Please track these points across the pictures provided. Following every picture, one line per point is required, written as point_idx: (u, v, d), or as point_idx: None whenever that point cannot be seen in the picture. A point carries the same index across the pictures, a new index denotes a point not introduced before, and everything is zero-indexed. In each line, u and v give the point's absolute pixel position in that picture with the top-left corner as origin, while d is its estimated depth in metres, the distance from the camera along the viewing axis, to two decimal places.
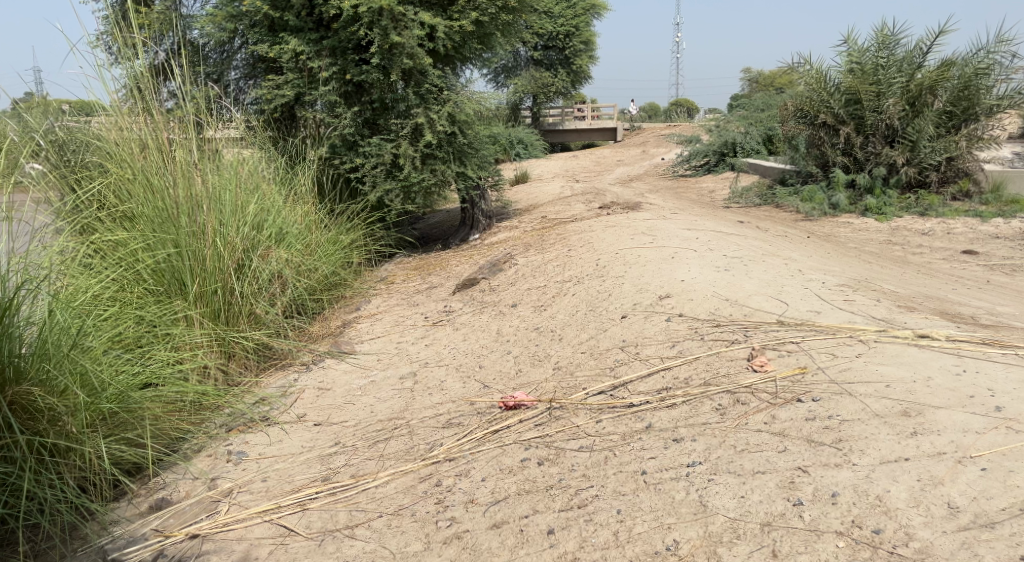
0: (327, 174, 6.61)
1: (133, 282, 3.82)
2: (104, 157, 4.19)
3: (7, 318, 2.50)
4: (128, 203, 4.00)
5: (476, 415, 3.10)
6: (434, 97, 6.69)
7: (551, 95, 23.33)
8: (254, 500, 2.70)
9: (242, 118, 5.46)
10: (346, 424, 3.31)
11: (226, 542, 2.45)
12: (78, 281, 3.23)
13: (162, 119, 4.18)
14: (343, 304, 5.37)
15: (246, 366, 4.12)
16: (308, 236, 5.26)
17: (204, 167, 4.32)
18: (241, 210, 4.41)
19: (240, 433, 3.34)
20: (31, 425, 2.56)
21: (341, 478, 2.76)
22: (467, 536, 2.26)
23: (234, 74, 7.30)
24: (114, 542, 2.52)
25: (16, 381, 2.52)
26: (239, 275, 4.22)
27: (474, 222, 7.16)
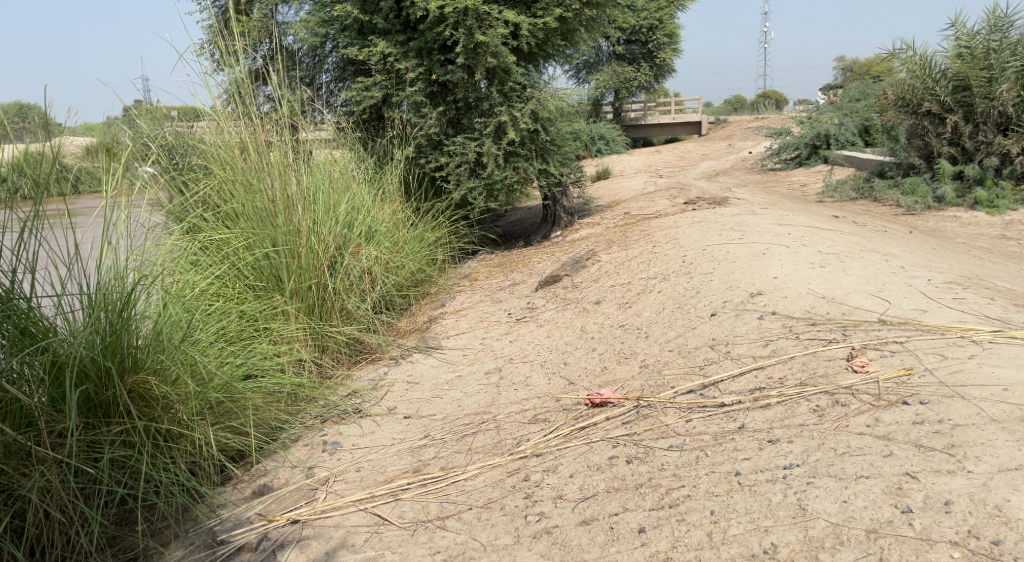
0: (413, 173, 6.75)
1: (235, 277, 4.01)
2: (208, 160, 4.43)
3: (126, 311, 2.67)
4: (230, 203, 4.21)
5: (563, 412, 3.11)
6: (517, 94, 6.73)
7: (633, 90, 23.09)
8: (349, 489, 2.80)
9: (334, 120, 5.65)
10: (435, 417, 3.38)
11: (325, 528, 2.55)
12: (186, 278, 3.43)
13: (260, 122, 4.37)
14: (428, 300, 5.47)
15: (339, 359, 4.27)
16: (396, 234, 5.40)
17: (299, 168, 4.51)
18: (333, 209, 4.58)
19: (334, 424, 3.46)
20: (147, 411, 2.71)
21: (432, 470, 2.83)
22: (557, 531, 2.28)
23: (325, 77, 7.57)
24: (222, 524, 2.65)
25: (134, 370, 2.68)
26: (332, 272, 4.39)
27: (555, 219, 7.16)
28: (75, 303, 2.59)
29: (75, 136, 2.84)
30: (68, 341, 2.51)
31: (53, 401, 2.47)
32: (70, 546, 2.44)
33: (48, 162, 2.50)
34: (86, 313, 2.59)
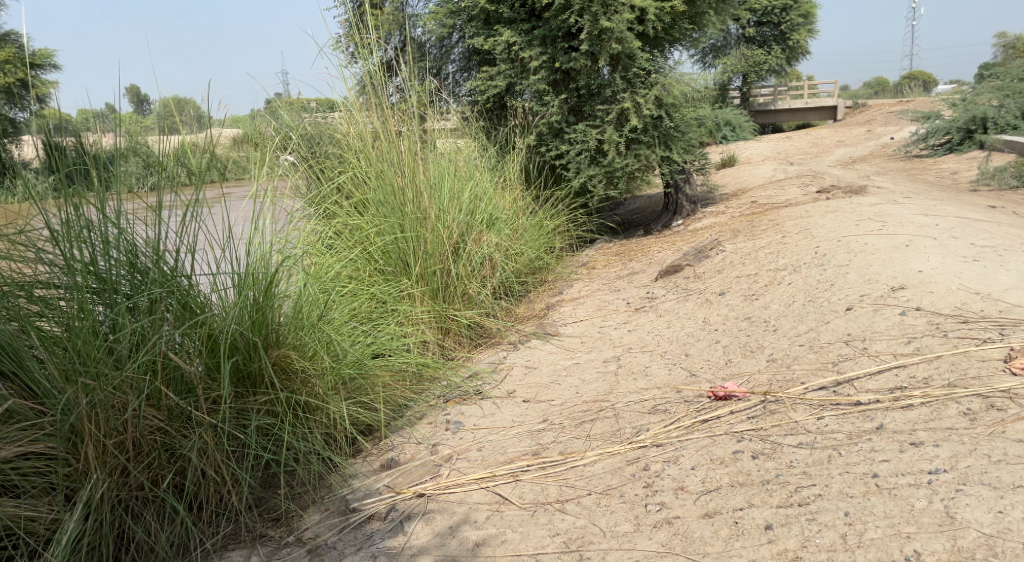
0: (534, 161, 6.81)
1: (366, 260, 4.21)
2: (343, 149, 4.65)
3: (270, 291, 2.89)
4: (364, 191, 4.41)
5: (684, 403, 3.06)
6: (641, 80, 6.61)
7: (764, 74, 22.11)
8: (471, 467, 2.88)
9: (458, 109, 5.77)
10: (553, 402, 3.41)
11: (448, 503, 2.64)
12: (322, 260, 3.65)
13: (390, 112, 4.55)
14: (546, 287, 5.51)
15: (460, 342, 4.38)
16: (517, 221, 5.47)
17: (426, 157, 4.66)
18: (457, 197, 4.69)
19: (456, 405, 3.56)
20: (288, 384, 2.90)
21: (551, 453, 2.86)
22: (678, 522, 2.25)
23: (451, 67, 7.79)
24: (354, 493, 2.80)
25: (277, 345, 2.89)
26: (455, 257, 4.51)
27: (677, 207, 7.00)
28: (227, 282, 2.82)
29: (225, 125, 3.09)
30: (221, 317, 2.72)
31: (209, 370, 2.68)
32: (222, 504, 2.64)
33: (202, 151, 2.73)
34: (236, 292, 2.81)
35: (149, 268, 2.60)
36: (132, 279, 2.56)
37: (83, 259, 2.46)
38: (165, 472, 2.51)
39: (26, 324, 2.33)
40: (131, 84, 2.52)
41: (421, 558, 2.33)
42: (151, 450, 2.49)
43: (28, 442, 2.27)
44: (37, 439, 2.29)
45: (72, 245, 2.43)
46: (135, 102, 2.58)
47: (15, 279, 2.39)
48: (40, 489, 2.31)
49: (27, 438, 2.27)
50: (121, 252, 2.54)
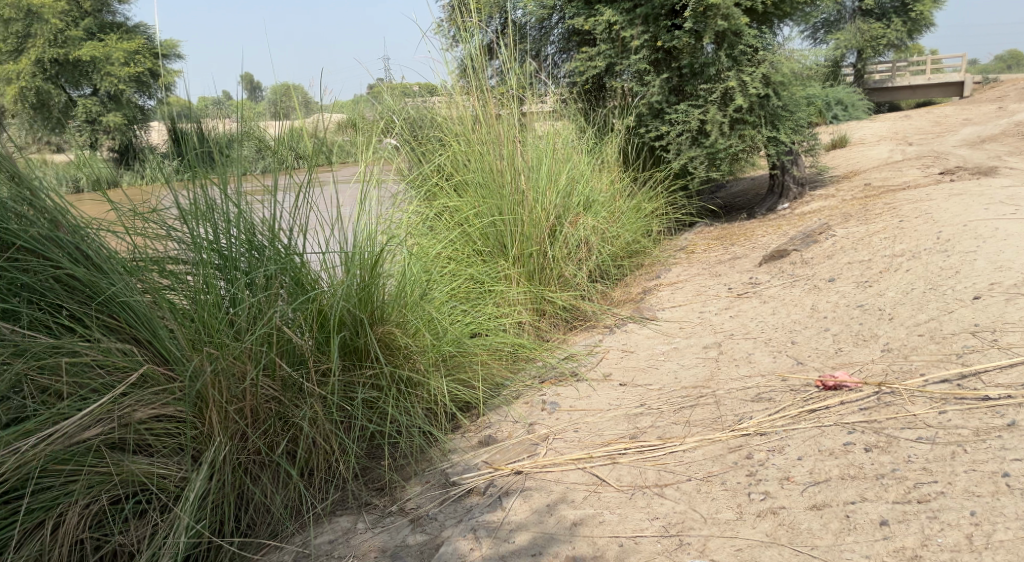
0: (632, 143, 6.70)
1: (465, 242, 4.27)
2: (445, 133, 4.72)
3: (375, 269, 2.99)
4: (464, 173, 4.48)
5: (790, 391, 2.95)
6: (748, 58, 6.34)
7: (881, 49, 20.84)
8: (568, 447, 2.87)
9: (557, 90, 5.72)
10: (651, 386, 3.36)
11: (546, 482, 2.64)
12: (423, 241, 3.74)
13: (490, 94, 4.58)
14: (643, 271, 5.42)
15: (556, 324, 4.37)
16: (614, 204, 5.40)
17: (525, 139, 4.67)
18: (555, 179, 4.68)
19: (552, 386, 3.55)
20: (391, 359, 3.00)
21: (649, 437, 2.82)
22: (784, 513, 2.18)
23: (551, 49, 7.75)
24: (453, 467, 2.85)
25: (382, 321, 3.00)
26: (552, 240, 4.50)
27: (783, 190, 6.73)
28: (336, 260, 2.94)
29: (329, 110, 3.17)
30: (330, 293, 2.84)
31: (319, 343, 2.81)
32: (330, 471, 2.75)
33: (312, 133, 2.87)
34: (344, 270, 2.92)
35: (265, 246, 2.71)
36: (250, 256, 2.68)
37: (207, 237, 2.60)
38: (280, 439, 2.64)
39: (156, 296, 2.49)
40: (245, 72, 2.59)
41: (519, 534, 2.34)
42: (267, 418, 2.63)
43: (160, 405, 2.41)
44: (168, 403, 2.43)
45: (197, 223, 2.58)
46: (249, 90, 2.68)
47: (148, 255, 2.58)
48: (169, 450, 2.45)
49: (159, 400, 2.41)
50: (241, 230, 2.67)
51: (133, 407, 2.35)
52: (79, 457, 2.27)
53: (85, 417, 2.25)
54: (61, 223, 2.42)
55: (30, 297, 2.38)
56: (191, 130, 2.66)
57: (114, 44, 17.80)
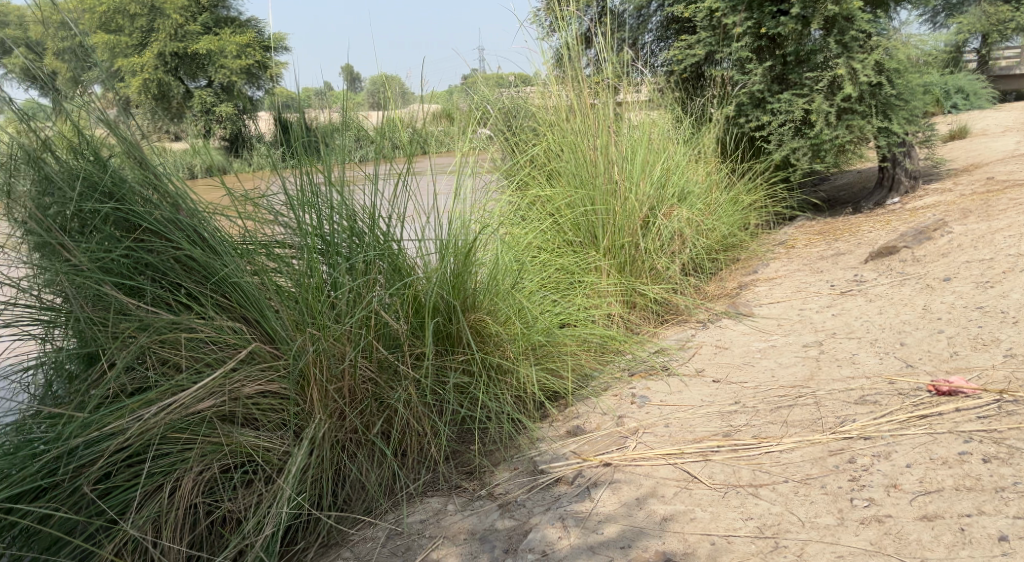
0: (731, 133, 6.50)
1: (557, 232, 4.27)
2: (539, 123, 4.72)
3: (467, 258, 3.05)
4: (557, 163, 4.48)
5: (899, 395, 2.80)
6: (860, 44, 6.00)
7: (1008, 34, 19.40)
8: (658, 442, 2.81)
9: (653, 79, 5.61)
10: (746, 384, 3.26)
11: (635, 475, 2.59)
12: (515, 231, 3.77)
13: (585, 84, 4.55)
14: (740, 266, 5.26)
15: (647, 317, 4.30)
16: (710, 195, 5.26)
17: (620, 130, 4.61)
18: (650, 169, 4.60)
19: (642, 379, 3.49)
20: (482, 346, 3.05)
21: (744, 436, 2.73)
22: (890, 521, 2.09)
23: (648, 37, 7.60)
24: (541, 455, 2.84)
25: (474, 309, 3.06)
26: (645, 231, 4.42)
27: (894, 183, 6.39)
28: (431, 247, 3.03)
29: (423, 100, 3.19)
30: (425, 280, 2.93)
31: (414, 328, 2.89)
32: (422, 453, 2.82)
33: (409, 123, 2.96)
34: (438, 257, 3.00)
35: (365, 232, 2.82)
36: (351, 242, 2.78)
37: (312, 223, 2.70)
38: (376, 419, 2.72)
39: (265, 278, 2.60)
40: (345, 63, 2.66)
41: (607, 525, 2.32)
42: (364, 398, 2.72)
43: (266, 381, 2.53)
44: (273, 379, 2.55)
45: (303, 210, 2.69)
46: (349, 81, 2.75)
47: (258, 239, 2.69)
48: (274, 424, 2.57)
49: (265, 377, 2.53)
50: (343, 216, 2.76)
51: (242, 383, 2.48)
52: (194, 427, 2.40)
53: (200, 390, 2.39)
54: (181, 206, 2.57)
55: (153, 276, 2.53)
56: (294, 119, 2.76)
57: (227, 37, 18.70)
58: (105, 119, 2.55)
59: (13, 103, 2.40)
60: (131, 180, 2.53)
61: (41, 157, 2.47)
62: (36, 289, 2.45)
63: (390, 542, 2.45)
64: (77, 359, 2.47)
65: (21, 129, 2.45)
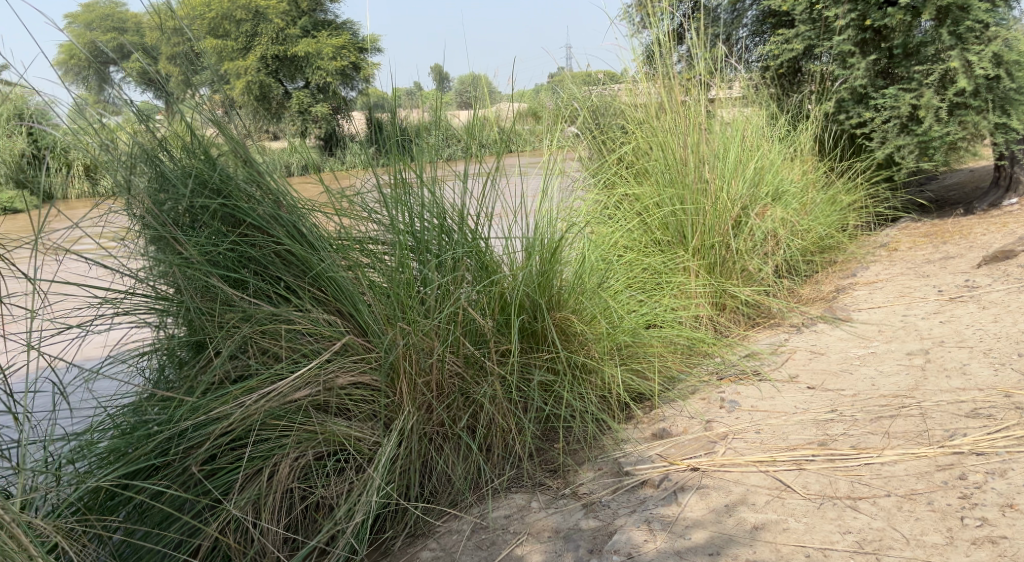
0: (830, 130, 6.25)
1: (644, 231, 4.19)
2: (628, 121, 4.65)
3: (553, 256, 3.06)
4: (645, 160, 4.41)
5: (1015, 410, 2.63)
6: (976, 35, 5.58)
7: None
8: (749, 448, 2.72)
9: (747, 75, 5.44)
10: (844, 392, 3.12)
11: (724, 481, 2.52)
12: (602, 230, 3.74)
13: (677, 81, 4.45)
14: (837, 268, 5.05)
15: (737, 319, 4.17)
16: (807, 195, 5.06)
17: (712, 127, 4.49)
18: (743, 168, 4.46)
19: (731, 383, 3.38)
20: (567, 345, 3.04)
21: (841, 446, 2.62)
22: (1006, 543, 1.98)
23: (743, 32, 7.42)
24: (626, 456, 2.79)
25: (559, 308, 3.06)
26: (737, 231, 4.29)
27: (1011, 183, 5.98)
28: (517, 245, 3.04)
29: (510, 98, 3.19)
30: (512, 278, 2.95)
31: (499, 325, 2.91)
32: (507, 449, 2.83)
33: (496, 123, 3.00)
34: (525, 255, 3.01)
35: (454, 230, 2.86)
36: (440, 239, 2.83)
37: (404, 221, 2.76)
38: (462, 413, 2.76)
39: (359, 272, 2.68)
40: (435, 63, 2.72)
41: (696, 531, 2.26)
42: (451, 393, 2.76)
43: (358, 372, 2.62)
44: (365, 370, 2.63)
45: (396, 208, 2.75)
46: (438, 81, 2.80)
47: (352, 235, 2.78)
48: (365, 415, 2.63)
49: (358, 368, 2.62)
50: (433, 214, 2.82)
51: (337, 373, 2.57)
52: (291, 415, 2.49)
53: (297, 380, 2.48)
54: (282, 202, 2.67)
55: (256, 269, 2.67)
56: (385, 119, 2.82)
57: (324, 40, 19.35)
58: (214, 119, 2.67)
59: (131, 104, 2.55)
60: (237, 177, 2.65)
61: (158, 156, 2.64)
62: (152, 280, 2.60)
63: (475, 536, 2.46)
64: (188, 347, 2.62)
65: (138, 129, 2.62)
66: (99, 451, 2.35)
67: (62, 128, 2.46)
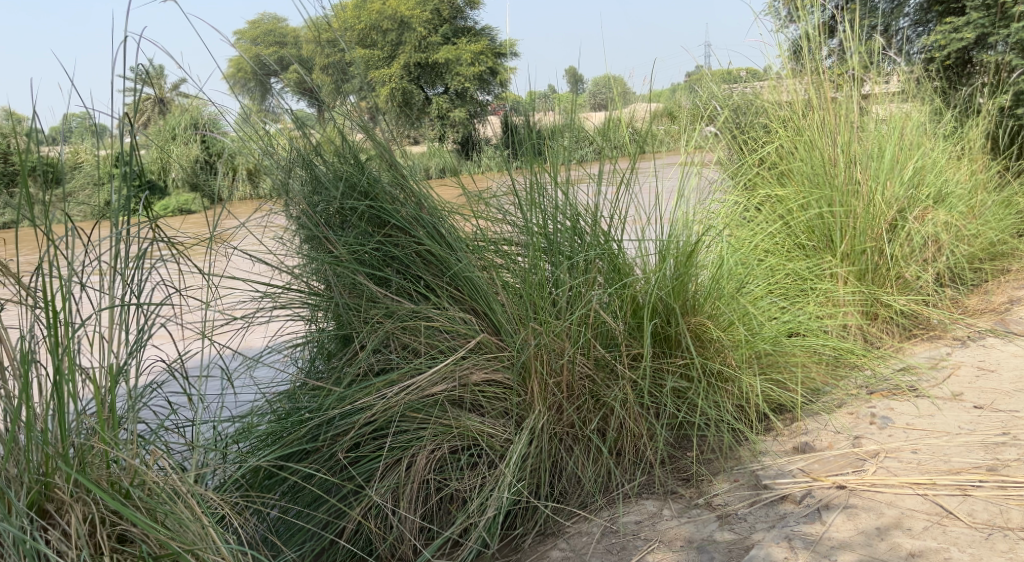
0: (1005, 126, 5.74)
1: (787, 235, 3.98)
2: (770, 119, 4.44)
3: (689, 260, 2.99)
4: (789, 160, 4.18)
5: None
6: None
7: None
8: (904, 469, 2.54)
9: (907, 68, 5.08)
10: (1018, 413, 2.84)
11: (875, 502, 2.36)
12: (742, 233, 3.61)
13: (827, 78, 4.24)
14: (1011, 278, 4.60)
15: (890, 330, 3.88)
16: (975, 197, 4.65)
17: (865, 125, 4.23)
18: (901, 167, 4.16)
19: (883, 399, 3.16)
20: (702, 351, 2.94)
21: (1015, 473, 2.39)
22: None
23: (904, 22, 6.88)
24: (765, 469, 2.67)
25: (694, 313, 2.98)
26: (892, 236, 4.00)
27: None
28: (651, 248, 3.00)
29: (647, 98, 3.16)
30: (645, 281, 2.91)
31: (631, 329, 2.87)
32: (638, 454, 2.78)
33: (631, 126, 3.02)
34: (658, 258, 2.96)
35: (587, 232, 2.87)
36: (573, 241, 2.84)
37: (538, 223, 2.80)
38: (593, 416, 2.74)
39: (493, 273, 2.74)
40: (569, 66, 2.74)
41: (843, 552, 2.13)
42: (581, 395, 2.75)
43: (492, 370, 2.66)
44: (498, 369, 2.67)
45: (531, 211, 2.79)
46: (573, 83, 2.82)
47: (488, 236, 2.85)
48: (497, 412, 2.68)
49: (491, 366, 2.66)
50: (566, 216, 2.83)
51: (471, 370, 2.63)
52: (428, 409, 2.59)
53: (434, 375, 2.57)
54: (424, 204, 2.77)
55: (398, 268, 2.79)
56: (522, 123, 2.88)
57: (464, 46, 19.90)
58: (363, 126, 2.83)
59: (290, 112, 2.74)
60: (383, 181, 2.78)
61: (313, 159, 2.82)
62: (306, 276, 2.78)
63: (605, 539, 2.43)
64: (336, 340, 2.79)
65: (296, 135, 2.81)
66: (258, 434, 2.56)
67: (230, 135, 2.78)
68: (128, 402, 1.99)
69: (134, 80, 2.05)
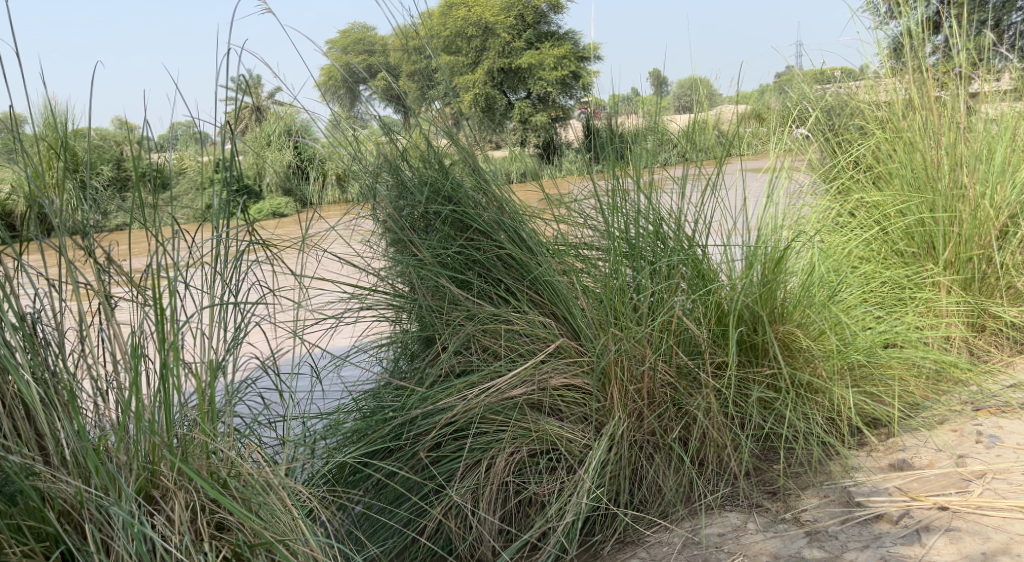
0: None
1: (882, 241, 3.81)
2: (867, 120, 4.26)
3: (778, 267, 2.89)
4: (885, 163, 4.00)
5: None
6: None
7: None
8: (1014, 492, 2.38)
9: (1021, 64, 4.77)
10: None
11: (981, 526, 2.23)
12: (835, 238, 3.47)
13: (930, 76, 4.03)
14: None
15: (999, 343, 3.65)
16: None
17: (972, 125, 4.00)
18: (1014, 169, 3.91)
19: (991, 416, 2.98)
20: (791, 361, 2.84)
21: None
22: None
23: (1017, 15, 6.49)
24: (858, 486, 2.56)
25: (782, 321, 2.89)
26: (1001, 243, 3.77)
27: None
28: (738, 254, 2.93)
29: (734, 100, 3.06)
30: (730, 288, 2.84)
31: (715, 336, 2.80)
32: (721, 465, 2.71)
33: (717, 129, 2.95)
34: (744, 264, 2.89)
35: (670, 237, 2.82)
36: (656, 246, 2.80)
37: (619, 228, 2.77)
38: (674, 424, 2.69)
39: (573, 277, 2.73)
40: (654, 68, 2.71)
41: None
42: (663, 402, 2.70)
43: (571, 375, 2.65)
44: (577, 374, 2.66)
45: (612, 215, 2.77)
46: (655, 85, 2.78)
47: (569, 240, 2.85)
48: (576, 417, 2.66)
49: (570, 371, 2.65)
50: (649, 222, 2.80)
51: (550, 374, 2.63)
52: (507, 411, 2.60)
53: (514, 378, 2.58)
54: (506, 208, 2.79)
55: (480, 271, 2.82)
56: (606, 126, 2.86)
57: (547, 50, 19.92)
58: (448, 131, 2.87)
59: (379, 119, 2.81)
60: (466, 185, 2.81)
61: (399, 165, 2.88)
62: (391, 279, 2.86)
63: (687, 551, 2.38)
64: (419, 341, 2.85)
65: (383, 140, 2.88)
66: (344, 430, 2.65)
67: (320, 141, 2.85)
68: (226, 396, 2.08)
69: (235, 90, 2.14)
